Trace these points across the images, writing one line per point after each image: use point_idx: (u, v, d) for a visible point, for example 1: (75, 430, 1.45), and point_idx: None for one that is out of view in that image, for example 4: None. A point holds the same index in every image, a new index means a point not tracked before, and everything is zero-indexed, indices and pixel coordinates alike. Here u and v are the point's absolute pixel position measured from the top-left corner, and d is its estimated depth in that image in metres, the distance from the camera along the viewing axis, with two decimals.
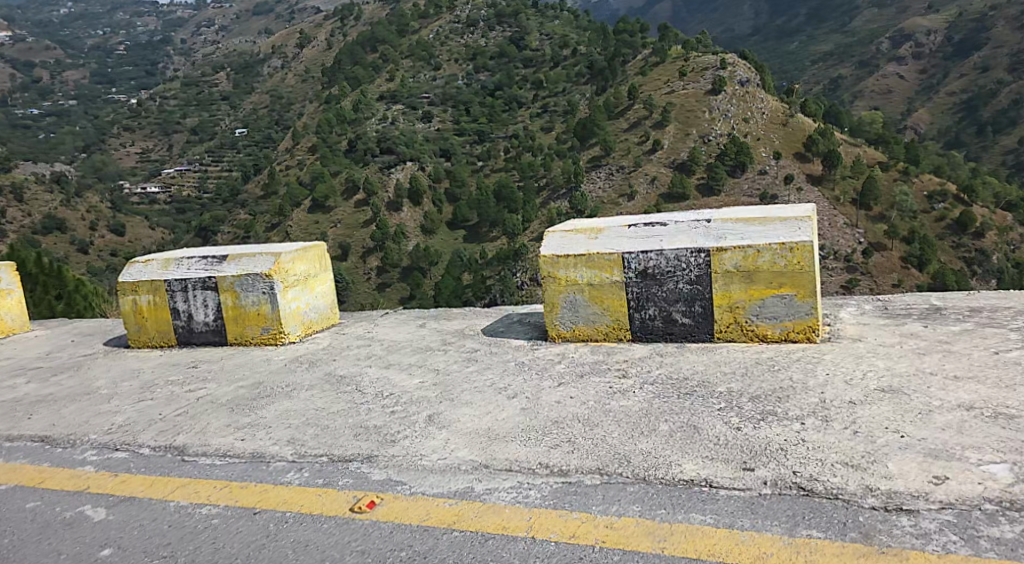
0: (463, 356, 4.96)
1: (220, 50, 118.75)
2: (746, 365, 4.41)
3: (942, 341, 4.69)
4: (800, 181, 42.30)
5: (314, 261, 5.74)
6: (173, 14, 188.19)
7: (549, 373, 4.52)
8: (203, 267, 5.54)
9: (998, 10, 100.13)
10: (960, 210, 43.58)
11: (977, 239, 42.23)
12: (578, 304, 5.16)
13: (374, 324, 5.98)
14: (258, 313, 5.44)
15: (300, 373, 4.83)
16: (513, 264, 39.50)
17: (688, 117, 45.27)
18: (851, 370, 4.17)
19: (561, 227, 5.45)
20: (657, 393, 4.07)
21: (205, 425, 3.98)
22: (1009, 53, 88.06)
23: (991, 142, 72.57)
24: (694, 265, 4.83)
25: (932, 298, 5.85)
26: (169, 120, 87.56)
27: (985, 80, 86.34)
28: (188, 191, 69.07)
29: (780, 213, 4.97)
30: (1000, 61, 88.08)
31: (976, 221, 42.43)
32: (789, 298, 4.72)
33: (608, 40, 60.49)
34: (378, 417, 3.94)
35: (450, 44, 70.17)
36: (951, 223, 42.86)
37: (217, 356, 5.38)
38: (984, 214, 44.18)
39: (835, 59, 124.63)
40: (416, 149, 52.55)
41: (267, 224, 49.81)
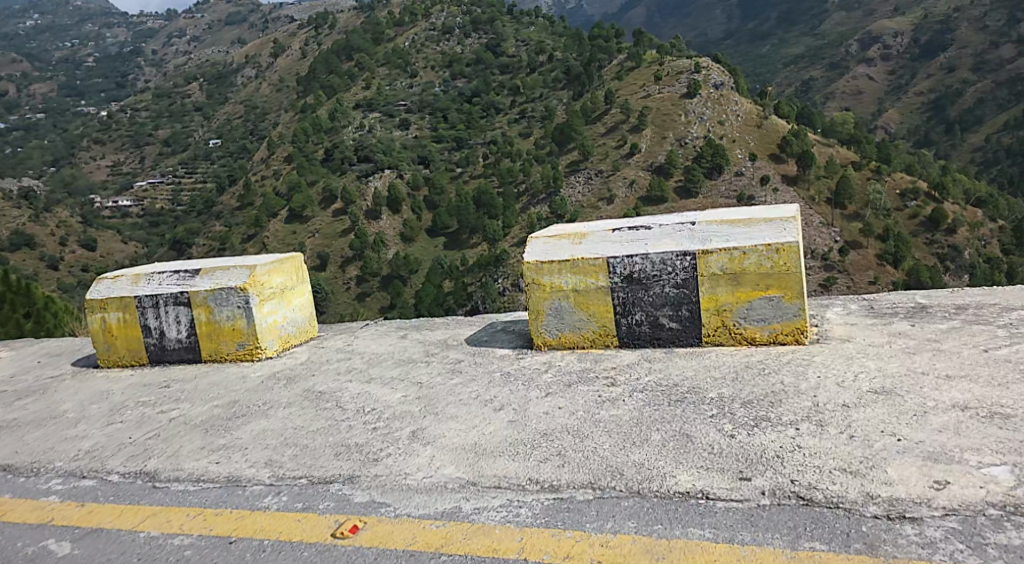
0: (446, 368, 4.83)
1: (192, 61, 117.88)
2: (736, 370, 4.32)
3: (930, 339, 4.63)
4: (777, 182, 42.57)
5: (290, 274, 5.60)
6: (144, 25, 186.53)
7: (534, 383, 4.41)
8: (175, 282, 5.39)
9: (965, 9, 101.64)
10: (932, 207, 44.08)
11: (949, 235, 42.77)
12: (563, 311, 5.05)
13: (354, 337, 5.84)
14: (233, 328, 5.29)
15: (277, 390, 4.69)
16: (494, 271, 39.40)
17: (665, 121, 45.28)
18: (842, 373, 4.08)
19: (543, 233, 5.35)
20: (644, 399, 3.99)
21: (178, 448, 3.83)
22: (976, 53, 89.48)
23: (960, 140, 73.64)
24: (680, 269, 4.74)
25: (917, 296, 5.80)
26: (141, 132, 86.75)
27: (953, 80, 87.64)
28: (161, 203, 68.42)
29: (765, 214, 4.91)
30: (968, 61, 89.46)
31: (948, 218, 42.99)
32: (776, 300, 4.64)
33: (584, 46, 60.66)
34: (360, 434, 3.81)
35: (426, 51, 69.93)
36: (924, 220, 43.36)
37: (191, 374, 5.23)
38: (955, 211, 44.79)
39: (807, 61, 125.95)
40: (394, 157, 52.39)
41: (243, 235, 49.40)
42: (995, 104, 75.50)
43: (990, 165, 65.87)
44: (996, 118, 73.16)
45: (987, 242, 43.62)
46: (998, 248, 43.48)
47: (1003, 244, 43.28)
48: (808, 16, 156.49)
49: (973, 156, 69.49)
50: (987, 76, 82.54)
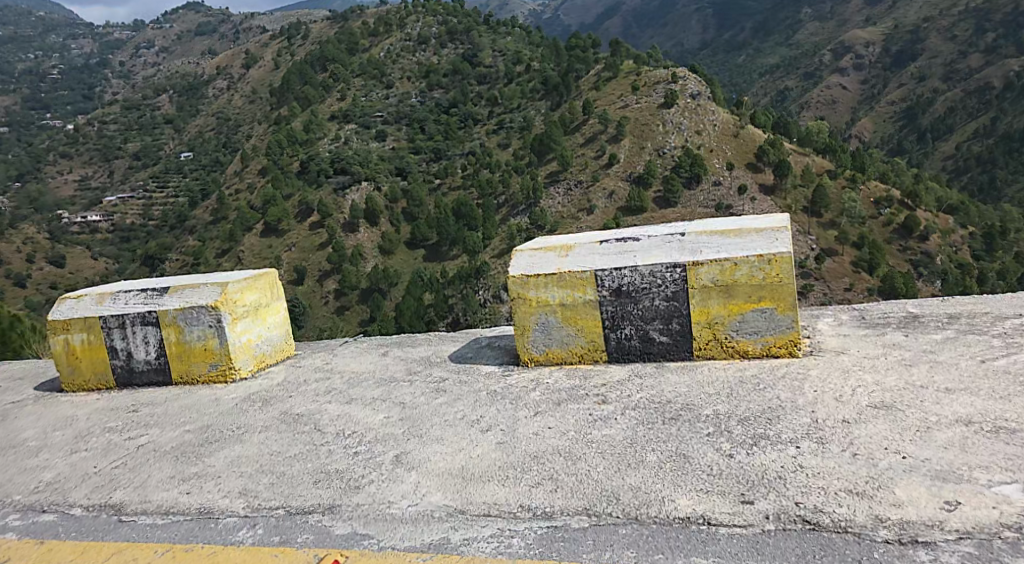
0: (430, 386, 4.66)
1: (162, 72, 116.54)
2: (728, 383, 4.20)
3: (926, 349, 4.52)
4: (753, 191, 42.83)
5: (265, 291, 5.40)
6: (112, 36, 184.31)
7: (521, 401, 4.25)
8: (142, 300, 5.20)
9: (935, 19, 103.03)
10: (905, 214, 44.45)
11: (922, 242, 43.23)
12: (551, 326, 4.90)
13: (332, 354, 5.66)
14: (204, 349, 5.12)
15: (254, 413, 4.51)
16: (475, 283, 39.23)
17: (643, 131, 45.25)
18: (839, 387, 3.97)
19: (528, 246, 5.21)
20: (633, 417, 3.86)
21: (146, 478, 3.79)
22: (946, 62, 90.72)
23: (932, 149, 74.54)
24: (670, 280, 4.62)
25: (908, 304, 5.72)
26: (111, 145, 85.67)
27: (924, 89, 88.79)
28: (132, 218, 67.60)
29: (755, 223, 4.80)
30: (938, 70, 90.73)
31: (920, 225, 43.49)
32: (768, 312, 4.53)
33: (560, 57, 60.69)
34: (341, 459, 3.70)
35: (401, 61, 69.45)
36: (897, 228, 43.67)
37: (162, 397, 5.04)
38: (927, 218, 45.31)
39: (781, 71, 127.02)
40: (371, 169, 52.11)
41: (217, 250, 48.78)
42: (965, 112, 76.65)
43: (962, 173, 66.72)
44: (966, 126, 74.19)
45: (958, 249, 44.10)
46: (969, 254, 43.95)
47: (974, 250, 43.80)
48: (782, 25, 157.65)
49: (944, 164, 70.38)
50: (957, 85, 83.67)
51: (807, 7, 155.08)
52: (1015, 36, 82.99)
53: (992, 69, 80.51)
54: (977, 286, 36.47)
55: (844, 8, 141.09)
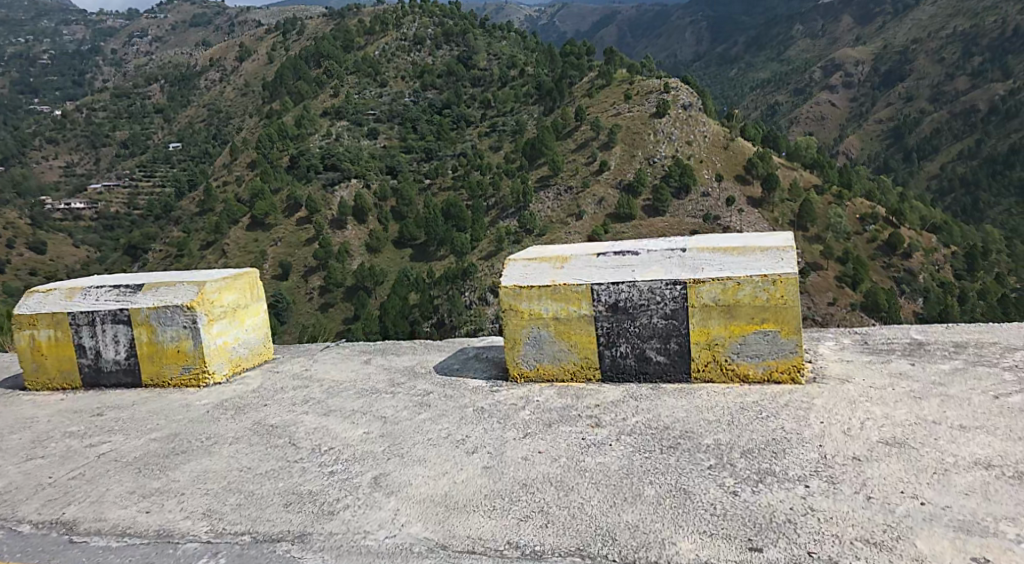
0: (412, 401, 4.39)
1: (154, 61, 115.51)
2: (728, 412, 3.96)
3: (937, 382, 4.30)
4: (741, 203, 42.86)
5: (244, 291, 5.14)
6: (105, 23, 182.84)
7: (509, 422, 4.01)
8: (113, 299, 4.94)
9: (924, 40, 103.90)
10: (890, 231, 44.47)
11: (905, 259, 43.16)
12: (542, 340, 4.66)
13: (311, 360, 5.39)
14: (177, 350, 4.84)
15: (225, 423, 4.25)
16: (461, 284, 38.92)
17: (634, 140, 44.93)
18: (847, 420, 3.74)
19: (522, 255, 4.97)
20: (626, 446, 3.62)
21: (104, 492, 3.54)
22: (933, 84, 91.59)
23: (917, 168, 74.89)
24: (670, 298, 4.40)
25: (913, 331, 5.51)
26: (99, 132, 84.84)
27: (911, 109, 89.52)
28: (117, 206, 66.76)
29: (760, 241, 4.58)
30: (925, 92, 91.55)
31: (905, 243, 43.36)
32: (772, 335, 4.31)
33: (555, 63, 60.47)
34: (315, 479, 3.50)
35: (396, 60, 68.79)
36: (882, 245, 43.55)
37: (130, 401, 4.76)
38: (912, 236, 45.33)
39: (773, 87, 127.41)
40: (361, 166, 51.65)
41: (203, 241, 48.13)
42: (952, 134, 77.29)
43: (945, 194, 67.16)
44: (951, 147, 74.82)
45: (941, 267, 44.01)
46: (951, 273, 43.87)
47: (956, 269, 43.71)
48: (775, 41, 158.46)
49: (929, 183, 70.82)
50: (943, 107, 84.40)
51: (799, 23, 155.95)
52: (1001, 60, 83.90)
53: (978, 93, 81.22)
54: (959, 309, 36.29)
55: (836, 26, 141.90)
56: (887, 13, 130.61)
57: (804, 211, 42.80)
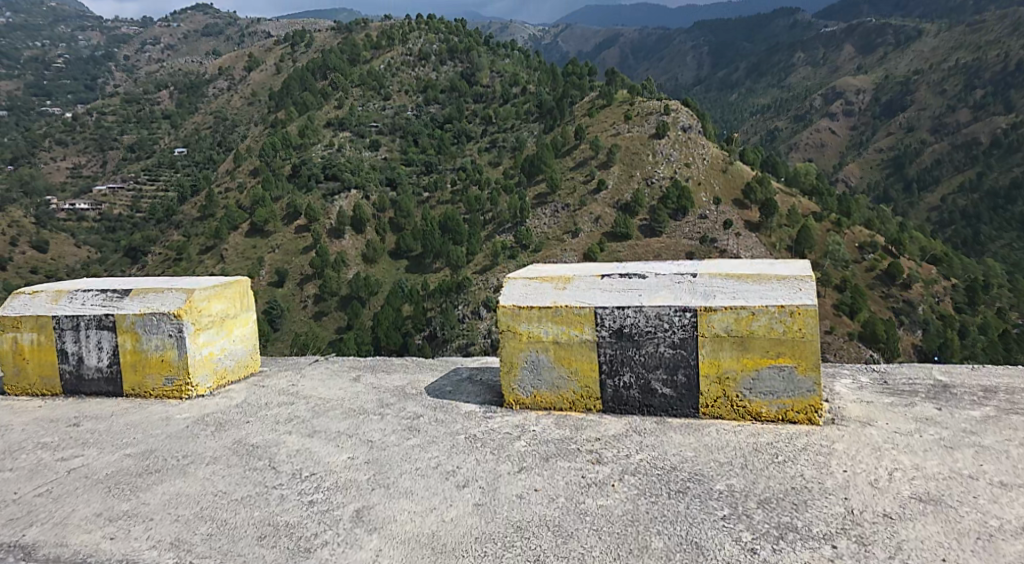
0: (402, 425, 4.08)
1: (163, 69, 115.85)
2: (743, 453, 3.65)
3: (968, 431, 4.03)
4: (739, 227, 42.47)
5: (233, 300, 4.84)
6: (119, 30, 183.84)
7: (504, 453, 3.70)
8: (99, 303, 4.65)
9: (926, 73, 104.11)
10: (888, 261, 43.93)
11: (904, 290, 42.37)
12: (541, 365, 4.35)
13: (300, 375, 5.07)
14: (161, 360, 4.54)
15: (203, 440, 3.93)
16: (456, 297, 38.54)
17: (633, 160, 44.82)
18: (873, 469, 3.50)
19: (523, 274, 4.66)
20: (632, 486, 3.30)
21: (68, 514, 3.24)
22: (934, 115, 91.62)
23: (918, 199, 74.62)
24: (679, 326, 4.10)
25: (935, 372, 5.21)
26: (107, 135, 84.91)
27: (912, 140, 89.41)
28: (120, 208, 66.51)
29: (777, 269, 4.28)
30: (926, 123, 91.51)
31: (903, 273, 42.68)
32: (789, 372, 4.00)
33: (557, 82, 60.33)
34: (294, 510, 3.19)
35: (400, 75, 68.76)
36: (880, 275, 42.96)
37: (108, 410, 4.45)
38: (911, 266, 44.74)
39: (774, 113, 127.31)
40: (361, 177, 51.20)
41: (201, 246, 47.80)
42: (953, 166, 77.16)
43: (945, 226, 66.89)
44: (952, 180, 74.65)
45: (941, 300, 43.36)
46: (951, 306, 43.16)
47: (956, 302, 43.03)
48: (778, 69, 158.85)
49: (928, 215, 70.64)
50: (944, 139, 84.28)
51: (802, 52, 156.48)
52: (1004, 95, 83.85)
53: (979, 126, 81.22)
54: (957, 343, 35.90)
55: (838, 55, 142.07)
56: (890, 44, 130.83)
57: (801, 238, 41.77)
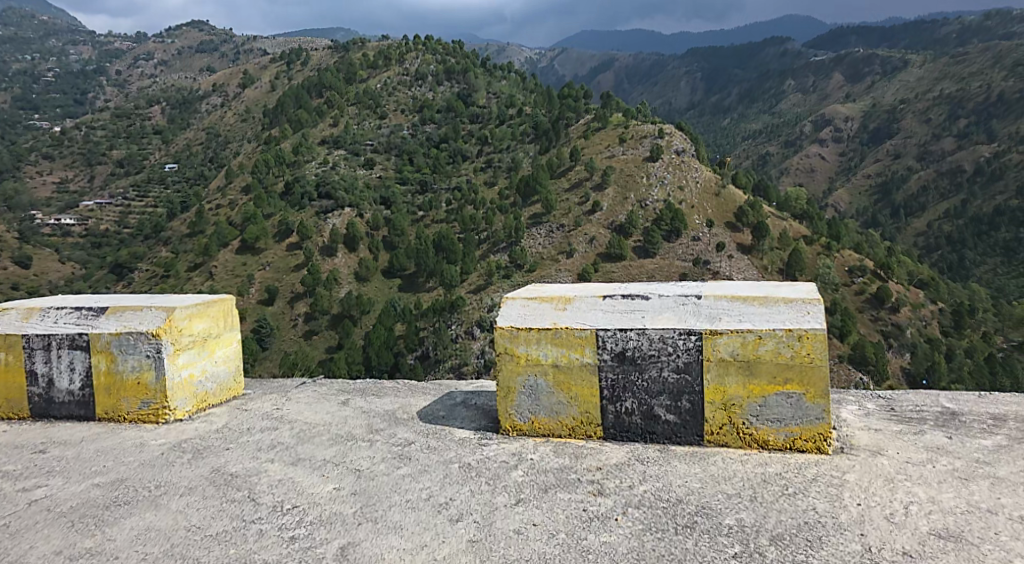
0: (391, 453, 3.88)
1: (156, 85, 115.57)
2: (752, 484, 3.49)
3: (981, 461, 3.88)
4: (732, 249, 42.37)
5: (217, 319, 4.66)
6: (112, 45, 183.58)
7: (500, 484, 3.51)
8: (74, 321, 4.46)
9: (913, 100, 105.14)
10: (878, 284, 43.82)
11: (893, 313, 42.12)
12: (539, 390, 4.17)
13: (285, 398, 4.86)
14: (137, 382, 4.35)
15: (178, 468, 3.72)
16: (448, 317, 38.18)
17: (627, 182, 44.66)
18: (889, 502, 3.35)
19: (519, 294, 4.49)
20: (633, 519, 3.15)
21: (29, 551, 3.03)
22: (920, 143, 92.49)
23: (905, 224, 74.97)
24: (683, 350, 3.94)
25: (943, 398, 5.06)
26: (95, 150, 84.50)
27: (899, 166, 90.17)
28: (107, 223, 65.89)
29: (783, 291, 4.14)
30: (913, 150, 92.32)
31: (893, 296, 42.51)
32: (797, 398, 3.84)
33: (554, 104, 60.39)
34: (277, 546, 3.00)
35: (397, 94, 68.86)
36: (870, 298, 42.67)
37: (80, 436, 4.24)
38: (899, 290, 44.64)
39: (766, 137, 128.10)
40: (356, 195, 51.02)
41: (190, 263, 47.41)
42: (939, 193, 77.70)
43: (932, 251, 67.17)
44: (939, 206, 75.08)
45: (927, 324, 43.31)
46: (938, 330, 43.09)
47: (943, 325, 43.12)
48: (769, 94, 160.15)
49: (915, 240, 70.96)
50: (931, 166, 84.94)
51: (793, 78, 157.99)
52: (987, 124, 84.82)
53: (964, 154, 81.95)
54: (945, 366, 35.92)
55: (828, 82, 143.17)
56: (878, 73, 132.27)
57: (793, 260, 41.61)
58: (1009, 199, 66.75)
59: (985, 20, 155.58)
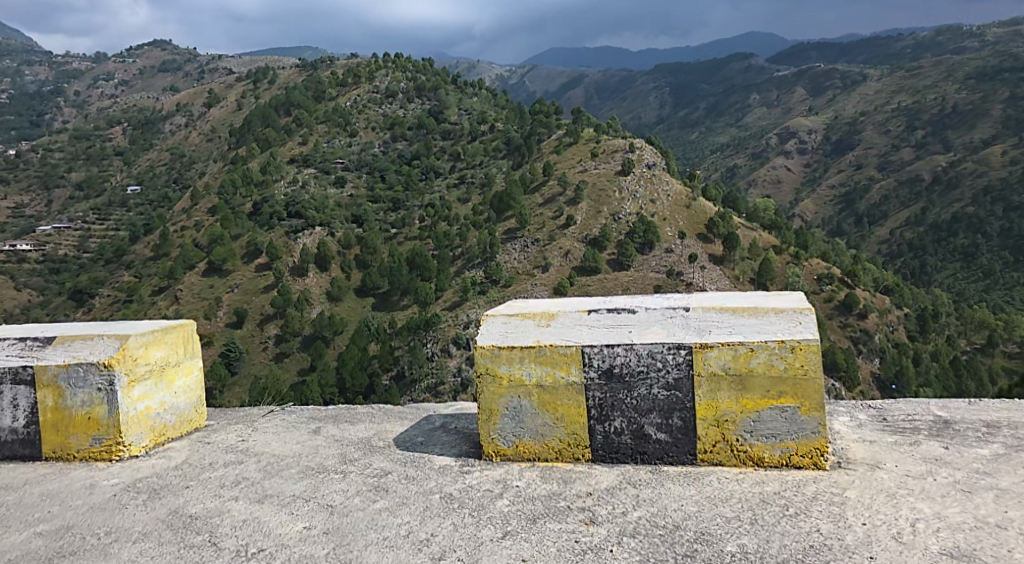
0: (366, 485, 3.65)
1: (117, 105, 113.65)
2: (751, 506, 3.33)
3: (982, 472, 3.72)
4: (704, 260, 42.44)
5: (176, 346, 4.39)
6: (70, 65, 180.48)
7: (484, 517, 3.30)
8: (19, 354, 4.18)
9: (874, 113, 107.18)
10: (845, 291, 43.64)
11: (861, 319, 42.07)
12: (524, 412, 3.95)
13: (251, 429, 4.60)
14: (87, 418, 4.06)
15: (132, 510, 3.46)
16: (423, 335, 37.74)
17: (600, 197, 44.45)
18: (895, 520, 3.19)
19: (499, 311, 4.28)
20: (629, 551, 3.01)
21: None
22: (880, 153, 94.27)
23: (870, 232, 75.88)
24: (673, 365, 3.75)
25: (934, 406, 4.92)
26: (53, 173, 82.71)
27: (862, 176, 91.56)
28: (66, 248, 64.34)
29: (774, 301, 3.98)
30: (874, 160, 93.98)
31: (860, 303, 42.41)
32: (792, 412, 3.68)
33: (525, 120, 60.42)
34: None
35: (367, 111, 68.44)
36: (838, 305, 42.51)
37: (25, 478, 3.94)
38: (866, 298, 44.60)
39: (733, 149, 129.30)
40: (326, 214, 50.58)
41: (154, 287, 46.49)
42: (899, 202, 78.88)
43: (895, 257, 68.05)
44: (901, 213, 76.22)
45: (894, 330, 43.51)
46: (903, 335, 43.55)
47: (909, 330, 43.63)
48: (734, 108, 162.18)
49: (879, 248, 71.81)
50: (892, 175, 86.48)
51: (757, 93, 160.26)
52: (943, 134, 86.78)
53: (922, 163, 83.60)
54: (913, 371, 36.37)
55: (792, 96, 145.49)
56: (838, 86, 134.75)
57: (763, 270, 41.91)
58: (966, 207, 68.27)
59: (939, 35, 159.77)
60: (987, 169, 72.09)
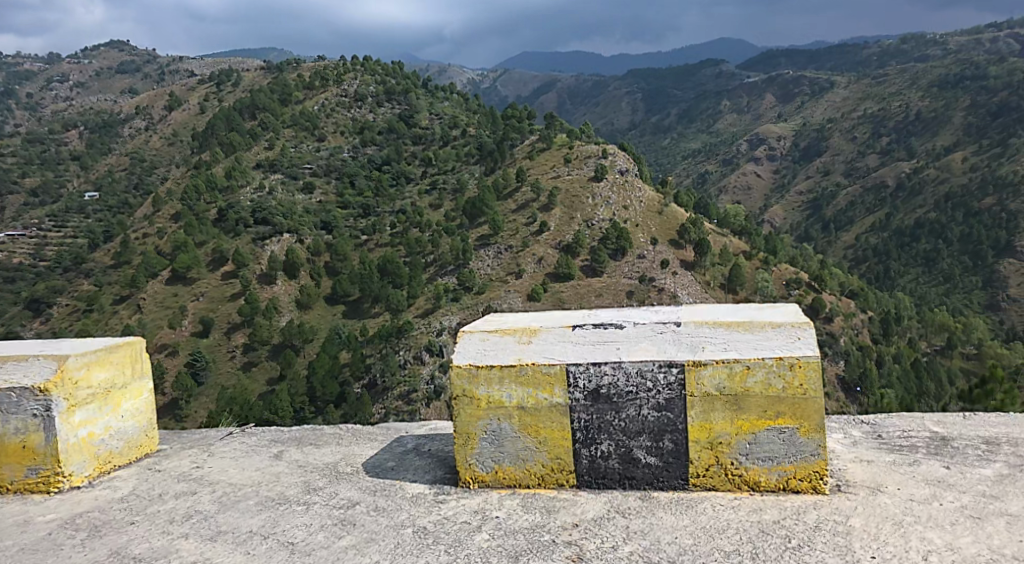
0: (331, 519, 3.34)
1: (73, 108, 110.88)
2: (751, 536, 3.08)
3: (989, 495, 3.51)
4: (675, 265, 42.44)
5: (123, 366, 4.04)
6: (19, 66, 174.70)
7: (462, 551, 3.03)
8: None
9: (840, 120, 108.77)
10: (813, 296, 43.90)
11: (828, 323, 42.30)
12: (503, 435, 3.66)
13: (206, 453, 4.27)
14: (24, 447, 3.70)
15: (68, 553, 3.13)
16: (394, 342, 37.33)
17: (573, 203, 44.31)
18: (906, 553, 2.96)
19: (477, 325, 3.96)
20: None
21: None
22: (847, 160, 95.52)
23: (835, 238, 76.71)
24: (664, 385, 3.50)
25: (927, 422, 4.72)
26: (6, 178, 80.04)
27: (829, 182, 92.58)
28: (21, 256, 62.34)
29: (771, 314, 3.71)
30: (840, 167, 95.21)
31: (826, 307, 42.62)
32: (791, 433, 3.43)
33: (496, 125, 60.36)
34: None
35: (336, 115, 67.46)
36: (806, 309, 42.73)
37: None
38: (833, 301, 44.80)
39: (703, 155, 130.21)
40: (294, 221, 49.78)
41: (116, 296, 45.28)
42: (865, 207, 79.77)
43: (859, 261, 68.73)
44: (866, 218, 77.13)
45: (858, 333, 43.80)
46: (868, 338, 43.83)
47: (873, 333, 44.13)
48: (703, 114, 163.60)
49: (845, 252, 72.47)
50: (858, 181, 87.61)
51: (727, 100, 162.04)
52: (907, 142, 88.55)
53: (887, 170, 84.81)
54: (876, 373, 36.88)
55: (759, 103, 147.11)
56: (806, 93, 136.34)
57: (734, 276, 42.08)
58: (929, 213, 69.33)
59: (899, 44, 163.71)
60: (948, 175, 73.27)
